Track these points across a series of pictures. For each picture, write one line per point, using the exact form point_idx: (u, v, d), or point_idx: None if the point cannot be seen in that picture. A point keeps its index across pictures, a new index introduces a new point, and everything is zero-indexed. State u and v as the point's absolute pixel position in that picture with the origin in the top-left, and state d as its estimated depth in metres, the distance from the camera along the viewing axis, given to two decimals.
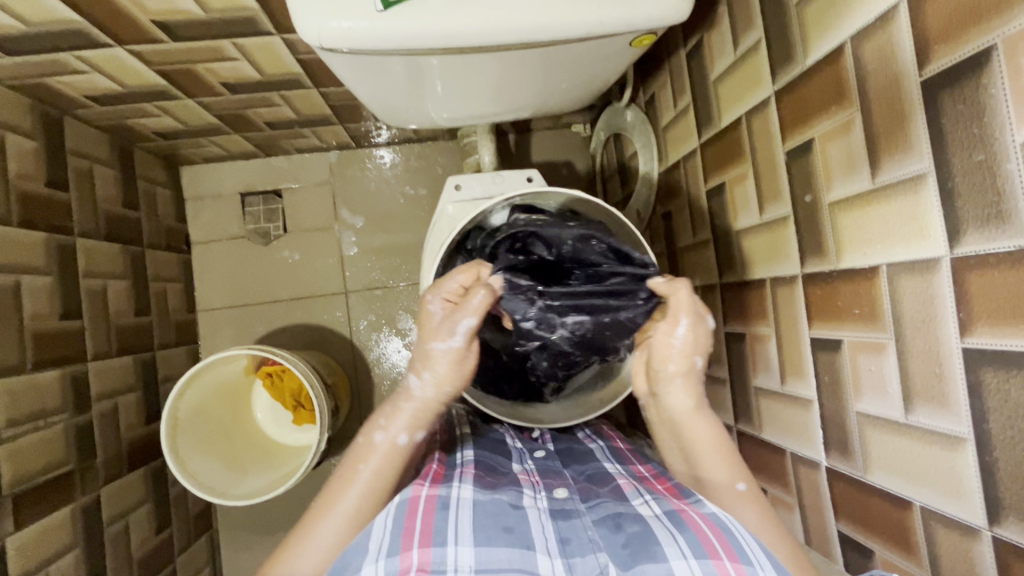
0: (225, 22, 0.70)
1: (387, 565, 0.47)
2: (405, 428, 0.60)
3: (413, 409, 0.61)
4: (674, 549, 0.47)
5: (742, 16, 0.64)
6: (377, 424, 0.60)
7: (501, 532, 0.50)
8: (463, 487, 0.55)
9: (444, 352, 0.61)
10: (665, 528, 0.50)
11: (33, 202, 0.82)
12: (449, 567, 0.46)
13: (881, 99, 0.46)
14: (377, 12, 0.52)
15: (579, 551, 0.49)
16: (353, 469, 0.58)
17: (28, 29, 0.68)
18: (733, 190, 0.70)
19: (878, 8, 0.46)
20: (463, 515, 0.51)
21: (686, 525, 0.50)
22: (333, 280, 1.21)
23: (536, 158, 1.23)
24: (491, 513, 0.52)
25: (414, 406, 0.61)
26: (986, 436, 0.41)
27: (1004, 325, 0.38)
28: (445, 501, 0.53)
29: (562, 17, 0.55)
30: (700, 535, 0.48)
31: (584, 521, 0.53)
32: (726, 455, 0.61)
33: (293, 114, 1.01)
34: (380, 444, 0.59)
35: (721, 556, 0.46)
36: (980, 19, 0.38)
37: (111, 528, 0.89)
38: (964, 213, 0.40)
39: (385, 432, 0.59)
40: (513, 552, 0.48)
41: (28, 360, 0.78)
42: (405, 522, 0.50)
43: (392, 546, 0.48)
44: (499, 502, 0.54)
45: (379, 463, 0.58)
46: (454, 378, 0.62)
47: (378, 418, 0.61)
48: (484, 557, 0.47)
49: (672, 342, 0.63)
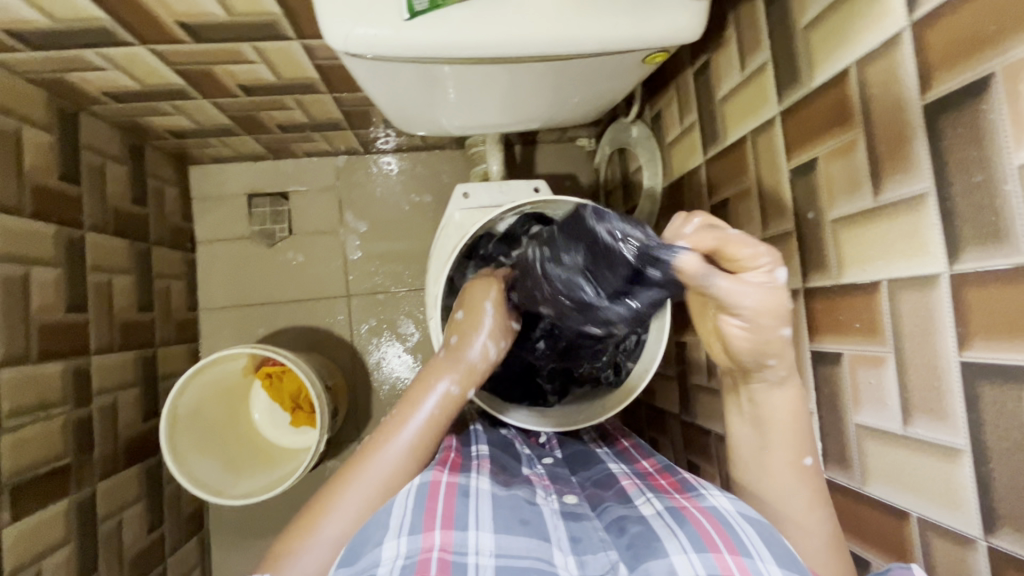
0: (247, 25, 0.72)
1: (409, 542, 0.48)
2: (459, 380, 0.64)
3: (468, 367, 0.65)
4: (675, 544, 0.48)
5: (749, 38, 0.66)
6: (440, 374, 0.64)
7: (519, 524, 0.51)
8: (481, 478, 0.57)
9: (502, 337, 0.68)
10: (667, 525, 0.51)
11: (46, 194, 0.83)
12: (470, 549, 0.48)
13: (884, 121, 0.48)
14: (403, 21, 0.54)
15: (590, 549, 0.51)
16: (410, 411, 0.62)
17: (53, 25, 0.69)
18: (737, 206, 0.71)
19: (881, 35, 0.48)
20: (482, 504, 0.53)
21: (686, 520, 0.51)
22: (335, 283, 1.22)
23: (540, 170, 1.25)
24: (508, 506, 0.53)
25: (465, 368, 0.65)
26: (983, 448, 0.42)
27: (1000, 339, 0.40)
28: (465, 489, 0.54)
29: (578, 32, 0.57)
30: (700, 529, 0.49)
31: (595, 524, 0.55)
32: (794, 429, 0.55)
33: (305, 118, 1.02)
34: (439, 394, 0.63)
35: (720, 549, 0.47)
36: (980, 48, 0.40)
37: (105, 524, 0.88)
38: (963, 232, 0.42)
39: (445, 382, 0.64)
40: (531, 542, 0.49)
41: (32, 351, 0.78)
42: (426, 503, 0.52)
43: (414, 525, 0.49)
44: (515, 497, 0.55)
45: (436, 410, 0.62)
46: (501, 353, 0.68)
47: (440, 370, 0.65)
48: (503, 544, 0.49)
49: (776, 275, 0.48)
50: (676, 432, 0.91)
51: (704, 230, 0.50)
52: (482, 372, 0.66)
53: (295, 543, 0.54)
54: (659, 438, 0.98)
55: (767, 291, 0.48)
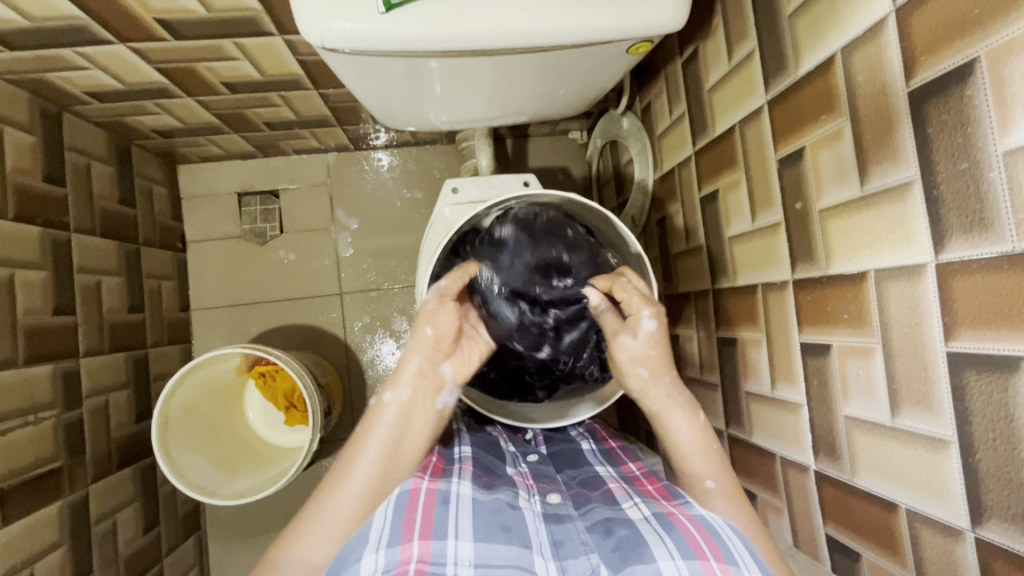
0: (228, 21, 0.71)
1: (387, 555, 0.48)
2: (407, 387, 0.63)
3: (409, 372, 0.63)
4: (663, 550, 0.48)
5: (736, 27, 0.65)
6: (384, 386, 0.63)
7: (500, 530, 0.51)
8: (462, 483, 0.57)
9: (446, 323, 0.64)
10: (654, 530, 0.51)
11: (29, 196, 0.82)
12: (449, 559, 0.48)
13: (870, 108, 0.47)
14: (379, 14, 0.53)
15: (572, 553, 0.51)
16: (365, 434, 0.61)
17: (30, 23, 0.68)
18: (726, 197, 0.71)
19: (867, 21, 0.47)
20: (463, 511, 0.53)
21: (674, 526, 0.51)
22: (328, 281, 1.21)
23: (532, 164, 1.24)
24: (489, 510, 0.54)
25: (423, 381, 0.63)
26: (970, 439, 0.41)
27: (987, 329, 0.39)
28: (445, 496, 0.54)
29: (560, 22, 0.56)
30: (689, 536, 0.49)
31: (577, 526, 0.54)
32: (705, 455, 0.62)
33: (293, 115, 1.01)
34: (397, 411, 0.62)
35: (707, 556, 0.47)
36: (964, 32, 0.39)
37: (98, 526, 0.88)
38: (949, 221, 0.41)
39: (391, 392, 0.62)
40: (511, 550, 0.49)
41: (19, 354, 0.78)
42: (405, 513, 0.52)
43: (392, 536, 0.49)
44: (497, 500, 0.55)
45: (395, 430, 0.61)
46: (448, 344, 0.65)
47: (398, 386, 0.63)
48: (483, 553, 0.49)
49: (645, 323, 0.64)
50: None
51: (608, 278, 0.69)
52: (430, 365, 0.64)
53: None
54: None
55: (639, 339, 0.65)
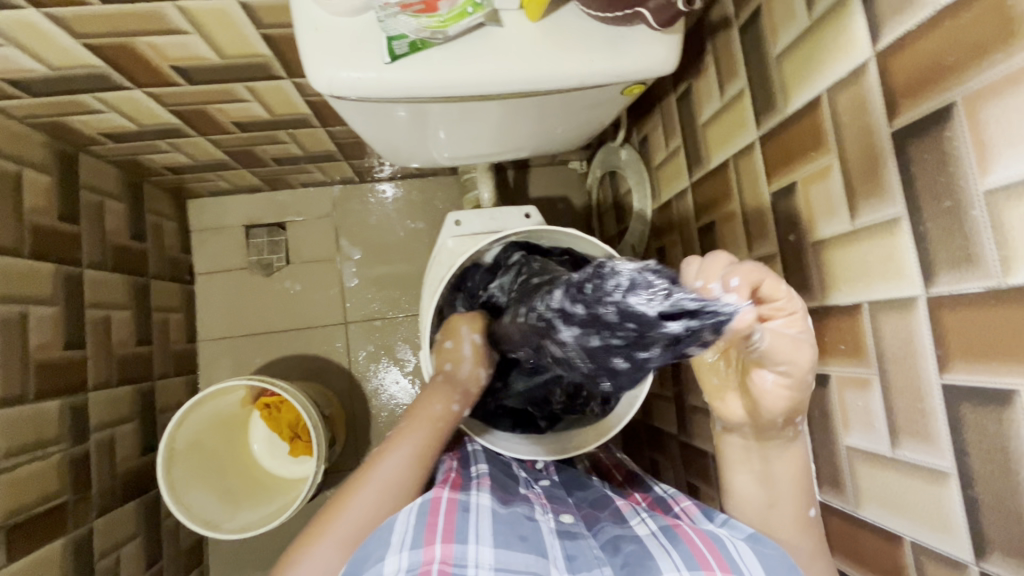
0: (240, 67, 0.74)
1: (411, 556, 0.48)
2: (458, 400, 0.69)
3: (462, 389, 0.70)
4: (669, 563, 0.49)
5: (727, 66, 0.68)
6: (433, 395, 0.68)
7: (518, 539, 0.51)
8: (481, 495, 0.57)
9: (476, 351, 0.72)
10: (661, 545, 0.52)
11: (44, 234, 0.85)
12: (470, 562, 0.48)
13: (857, 146, 0.49)
14: (385, 63, 0.56)
15: (586, 565, 0.50)
16: (416, 420, 0.65)
17: (52, 72, 0.71)
18: (723, 228, 0.72)
19: (849, 64, 0.49)
20: (482, 520, 0.53)
21: (679, 539, 0.52)
22: (333, 311, 1.23)
23: (533, 193, 1.26)
24: (507, 521, 0.53)
25: (462, 387, 0.70)
26: (968, 470, 0.42)
27: (979, 362, 0.40)
28: (465, 504, 0.55)
29: (555, 67, 0.58)
30: (694, 548, 0.50)
31: (590, 543, 0.54)
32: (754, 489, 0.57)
33: (300, 150, 1.04)
34: (446, 408, 0.67)
35: (713, 568, 0.48)
36: (941, 78, 0.41)
37: (101, 562, 0.88)
38: (937, 256, 0.42)
39: (440, 402, 0.67)
40: (529, 558, 0.49)
41: (29, 390, 0.79)
42: (428, 518, 0.52)
43: (415, 539, 0.50)
44: (514, 513, 0.55)
45: (442, 420, 0.66)
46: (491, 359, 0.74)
47: (443, 391, 0.68)
48: (503, 558, 0.49)
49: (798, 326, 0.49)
50: (675, 454, 0.90)
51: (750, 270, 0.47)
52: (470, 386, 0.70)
53: (309, 539, 0.56)
54: (659, 460, 0.97)
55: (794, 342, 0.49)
